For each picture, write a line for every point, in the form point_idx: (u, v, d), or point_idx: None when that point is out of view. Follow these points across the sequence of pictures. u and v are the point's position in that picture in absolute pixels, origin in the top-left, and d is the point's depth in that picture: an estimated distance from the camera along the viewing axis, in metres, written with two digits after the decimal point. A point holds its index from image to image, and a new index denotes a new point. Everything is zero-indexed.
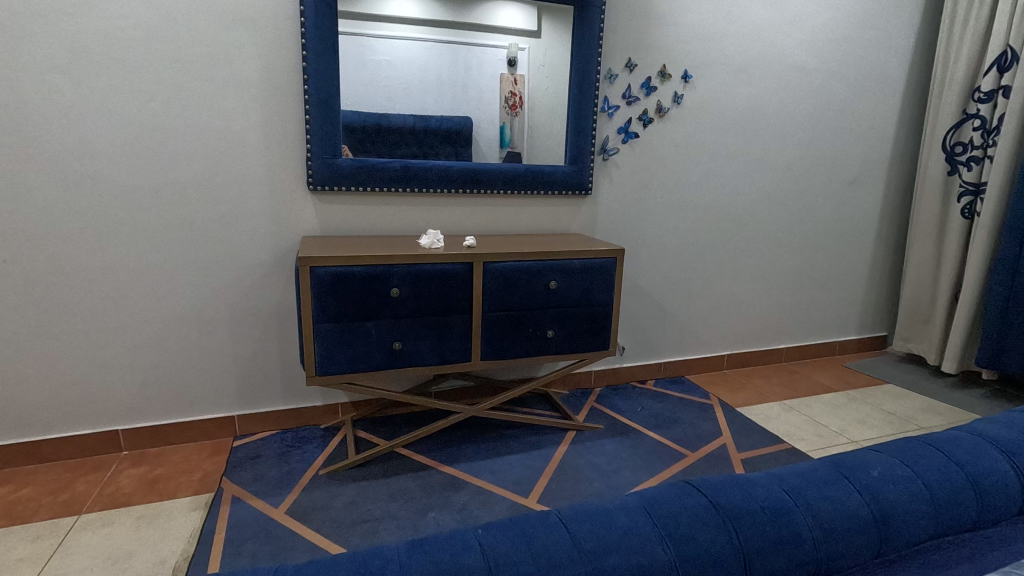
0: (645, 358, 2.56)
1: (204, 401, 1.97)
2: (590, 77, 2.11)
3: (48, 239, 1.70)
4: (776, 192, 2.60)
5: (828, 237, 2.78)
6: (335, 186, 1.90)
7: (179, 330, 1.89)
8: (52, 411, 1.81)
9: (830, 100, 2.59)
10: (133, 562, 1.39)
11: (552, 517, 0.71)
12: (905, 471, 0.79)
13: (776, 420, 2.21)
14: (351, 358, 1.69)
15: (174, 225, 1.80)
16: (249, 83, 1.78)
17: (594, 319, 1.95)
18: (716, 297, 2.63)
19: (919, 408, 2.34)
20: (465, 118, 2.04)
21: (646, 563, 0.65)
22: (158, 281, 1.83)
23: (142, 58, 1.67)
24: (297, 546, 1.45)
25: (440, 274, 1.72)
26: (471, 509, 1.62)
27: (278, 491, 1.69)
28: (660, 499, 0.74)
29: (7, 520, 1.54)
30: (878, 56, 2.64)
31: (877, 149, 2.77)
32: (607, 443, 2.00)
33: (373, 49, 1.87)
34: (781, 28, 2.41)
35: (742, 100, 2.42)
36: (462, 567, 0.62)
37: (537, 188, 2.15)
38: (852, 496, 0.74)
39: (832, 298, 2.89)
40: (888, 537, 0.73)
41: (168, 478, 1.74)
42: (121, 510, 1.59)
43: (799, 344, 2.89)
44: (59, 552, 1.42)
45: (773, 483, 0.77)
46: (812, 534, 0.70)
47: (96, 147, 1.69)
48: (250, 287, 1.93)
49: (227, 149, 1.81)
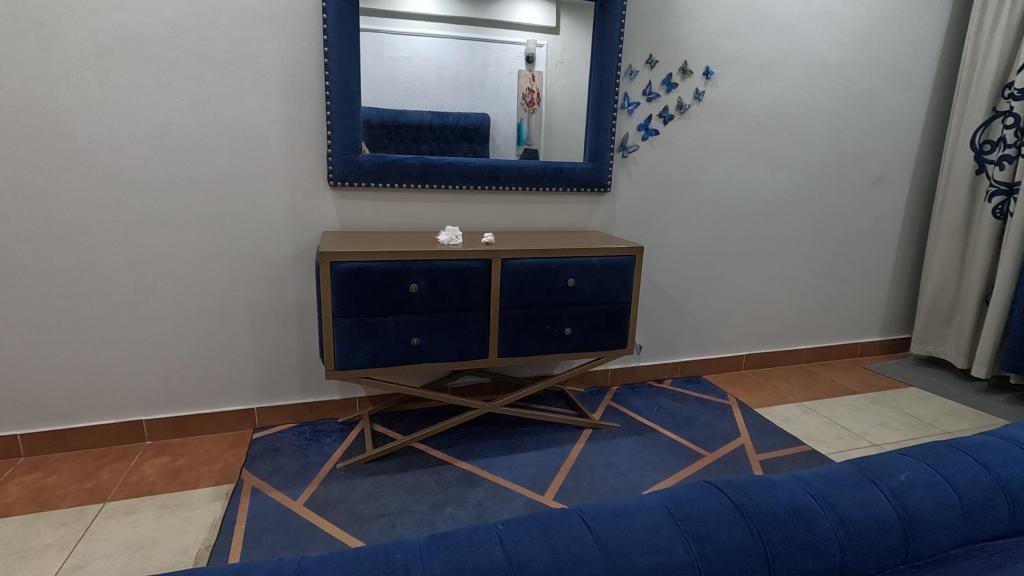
0: (663, 357, 2.54)
1: (225, 393, 2.00)
2: (611, 73, 2.09)
3: (75, 232, 1.74)
4: (797, 190, 2.56)
5: (850, 235, 2.73)
6: (355, 182, 1.92)
7: (201, 324, 1.92)
8: (78, 401, 1.86)
9: (854, 97, 2.54)
10: (156, 550, 1.42)
11: (573, 514, 0.71)
12: (933, 475, 0.78)
13: (796, 421, 2.18)
14: (370, 353, 1.71)
15: (197, 220, 1.83)
16: (272, 80, 1.80)
17: (612, 318, 1.94)
18: (734, 295, 2.60)
19: (943, 412, 2.30)
20: (483, 115, 2.04)
21: (668, 563, 0.64)
22: (181, 275, 1.86)
23: (166, 54, 1.69)
24: (316, 538, 1.47)
25: (458, 270, 1.72)
26: (487, 505, 1.62)
27: (297, 484, 1.71)
28: (681, 499, 0.73)
29: (35, 505, 1.58)
30: (905, 52, 2.58)
31: (903, 147, 2.71)
32: (624, 442, 1.99)
33: (392, 46, 1.88)
34: (805, 23, 2.37)
35: (763, 97, 2.38)
36: (484, 562, 0.62)
37: (556, 184, 2.14)
38: (878, 500, 0.73)
39: (853, 298, 2.85)
40: (916, 543, 0.71)
41: (189, 468, 1.77)
42: (145, 499, 1.62)
43: (819, 345, 2.85)
44: (86, 538, 1.45)
45: (797, 485, 0.76)
46: (837, 537, 0.69)
47: (122, 143, 1.72)
48: (271, 281, 1.96)
49: (250, 144, 1.83)
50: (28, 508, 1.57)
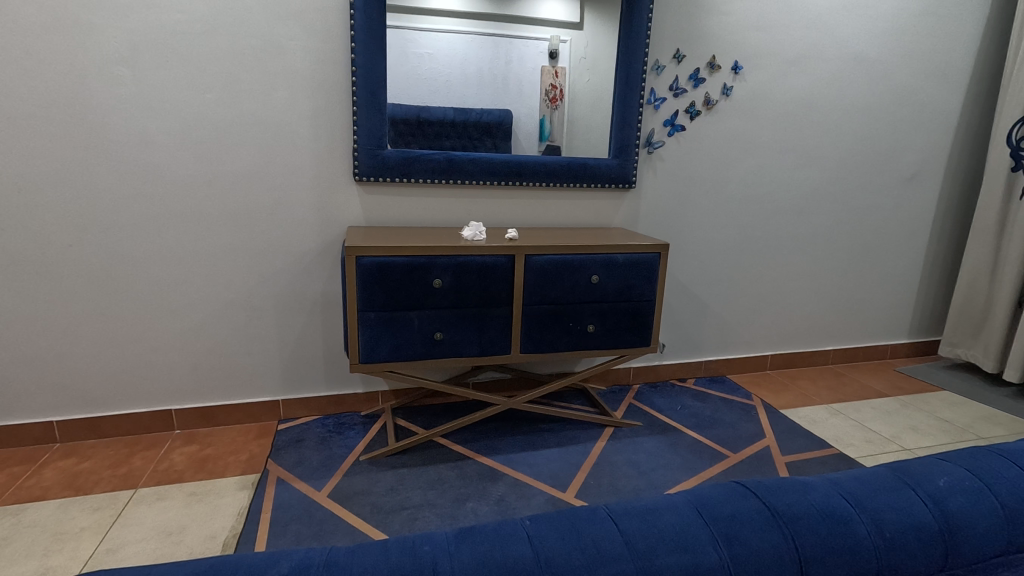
0: (685, 356, 2.52)
1: (252, 384, 2.03)
2: (637, 69, 2.07)
3: (110, 225, 1.78)
4: (827, 187, 2.50)
5: (882, 233, 2.67)
6: (380, 177, 1.93)
7: (229, 316, 1.96)
8: (111, 389, 1.91)
9: (887, 93, 2.48)
10: (185, 536, 1.45)
11: (600, 512, 0.70)
12: (974, 482, 0.75)
13: (823, 423, 2.14)
14: (394, 347, 1.72)
15: (226, 214, 1.86)
16: (299, 76, 1.82)
17: (635, 316, 1.92)
18: (761, 292, 2.55)
19: (976, 416, 2.23)
20: (506, 111, 2.03)
21: (698, 563, 0.63)
22: (211, 268, 1.90)
23: (197, 51, 1.72)
24: (340, 529, 1.49)
25: (482, 265, 1.72)
26: (509, 501, 1.62)
27: (321, 475, 1.73)
28: (711, 499, 0.72)
29: (71, 490, 1.63)
30: (943, 45, 2.50)
31: (938, 143, 2.63)
32: (646, 441, 1.97)
33: (416, 42, 1.89)
34: (837, 16, 2.31)
35: (794, 92, 2.33)
36: (511, 557, 0.62)
37: (580, 180, 2.12)
38: (915, 504, 0.71)
39: (884, 299, 2.78)
40: (957, 551, 0.68)
41: (217, 458, 1.81)
42: (174, 486, 1.66)
43: (847, 346, 2.79)
44: (119, 523, 1.49)
45: (831, 488, 0.74)
46: (872, 542, 0.67)
47: (155, 139, 1.75)
48: (297, 275, 1.98)
49: (278, 140, 1.85)
50: (64, 492, 1.62)
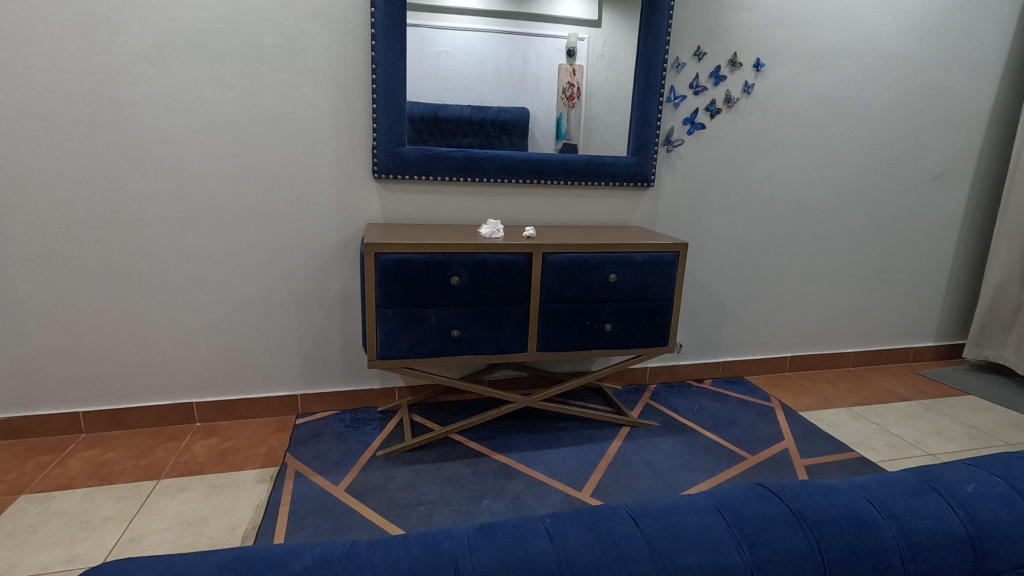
0: (703, 356, 2.49)
1: (271, 378, 2.06)
2: (656, 66, 2.05)
3: (134, 221, 1.81)
4: (850, 186, 2.46)
5: (906, 234, 2.62)
6: (399, 175, 1.94)
7: (249, 312, 1.98)
8: (135, 382, 1.94)
9: (913, 90, 2.43)
10: (206, 527, 1.47)
11: (621, 512, 0.70)
12: (1004, 488, 0.73)
13: (843, 426, 2.11)
14: (412, 343, 1.73)
15: (247, 210, 1.89)
16: (320, 74, 1.84)
17: (653, 316, 1.91)
18: (781, 293, 2.51)
19: (1004, 422, 2.18)
20: (522, 109, 2.03)
21: (719, 564, 0.62)
22: (232, 264, 1.92)
23: (221, 50, 1.75)
24: (358, 523, 1.50)
25: (500, 264, 1.72)
26: (524, 499, 1.63)
27: (338, 470, 1.75)
28: (732, 501, 0.72)
29: (95, 479, 1.66)
30: (972, 42, 2.44)
31: (965, 141, 2.57)
32: (662, 442, 1.96)
33: (434, 41, 1.89)
34: (862, 11, 2.26)
35: (816, 91, 2.30)
36: (532, 556, 0.62)
37: (598, 178, 2.12)
38: (945, 510, 0.70)
39: (907, 301, 2.73)
40: (988, 559, 0.67)
41: (236, 451, 1.84)
42: (195, 477, 1.69)
43: (869, 348, 2.74)
44: (142, 513, 1.52)
45: (855, 491, 0.73)
46: (899, 547, 0.66)
47: (178, 137, 1.78)
48: (315, 271, 2.00)
49: (298, 137, 1.87)
50: (89, 481, 1.65)
